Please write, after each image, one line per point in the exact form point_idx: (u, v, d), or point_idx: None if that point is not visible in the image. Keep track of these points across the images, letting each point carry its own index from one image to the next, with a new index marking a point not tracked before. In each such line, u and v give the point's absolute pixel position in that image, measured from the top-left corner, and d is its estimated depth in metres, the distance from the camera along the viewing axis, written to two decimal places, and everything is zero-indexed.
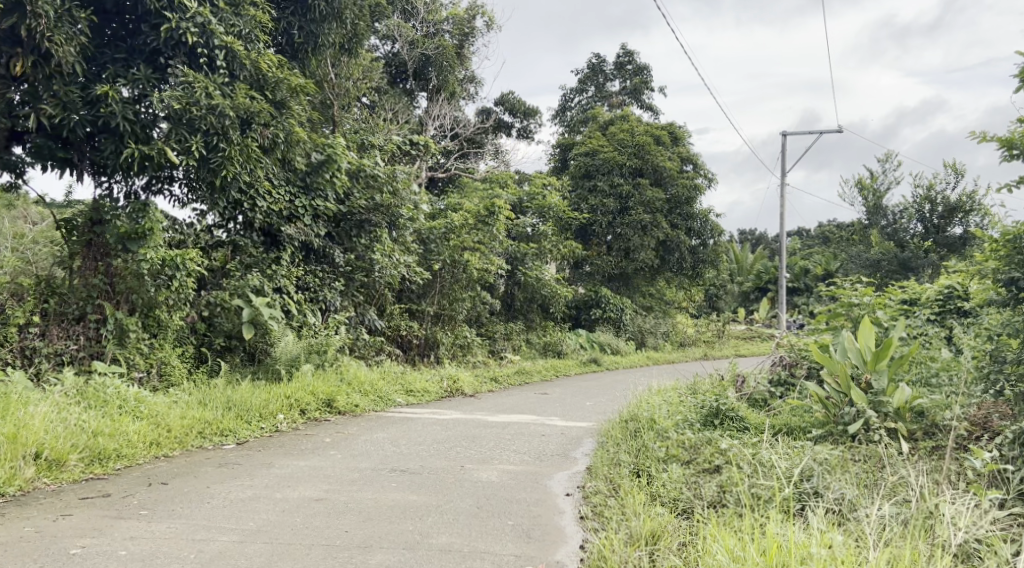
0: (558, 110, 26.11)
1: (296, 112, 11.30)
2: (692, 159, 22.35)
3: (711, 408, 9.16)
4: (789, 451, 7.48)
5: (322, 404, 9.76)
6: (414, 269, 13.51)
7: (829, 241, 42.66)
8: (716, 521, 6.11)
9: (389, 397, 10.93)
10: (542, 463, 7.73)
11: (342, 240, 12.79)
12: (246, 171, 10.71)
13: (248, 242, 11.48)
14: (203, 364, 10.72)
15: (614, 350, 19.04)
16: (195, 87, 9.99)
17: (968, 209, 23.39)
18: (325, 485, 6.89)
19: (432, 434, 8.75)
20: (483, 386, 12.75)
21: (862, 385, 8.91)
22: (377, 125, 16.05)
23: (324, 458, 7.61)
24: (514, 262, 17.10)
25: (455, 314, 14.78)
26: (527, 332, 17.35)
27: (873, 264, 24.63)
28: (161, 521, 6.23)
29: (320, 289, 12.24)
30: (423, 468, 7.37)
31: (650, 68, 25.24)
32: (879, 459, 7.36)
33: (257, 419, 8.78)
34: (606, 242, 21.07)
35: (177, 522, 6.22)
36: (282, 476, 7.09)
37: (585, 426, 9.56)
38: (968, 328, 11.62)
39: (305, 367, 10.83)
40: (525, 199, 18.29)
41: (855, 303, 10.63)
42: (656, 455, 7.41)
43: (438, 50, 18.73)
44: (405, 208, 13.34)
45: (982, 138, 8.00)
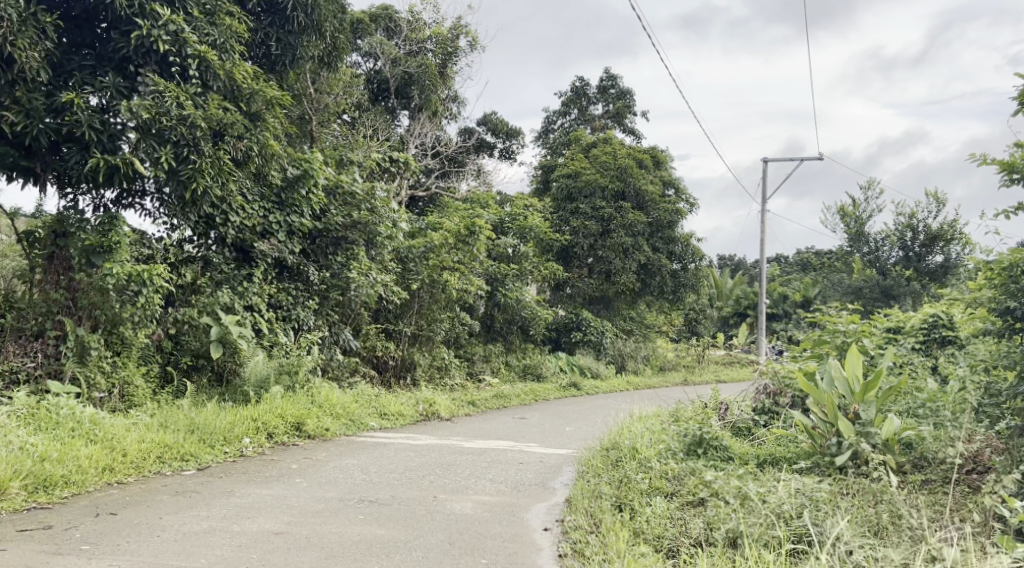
0: (541, 132, 25.89)
1: (271, 125, 10.93)
2: (674, 184, 22.19)
3: (695, 436, 8.81)
4: (777, 484, 7.17)
5: (291, 428, 9.37)
6: (391, 288, 13.16)
7: (813, 267, 42.50)
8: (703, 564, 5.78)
9: (362, 421, 10.56)
10: (519, 494, 7.38)
11: (317, 258, 12.44)
12: (218, 185, 10.32)
13: (220, 259, 11.12)
14: (168, 384, 10.35)
15: (594, 374, 18.74)
16: (165, 96, 9.65)
17: (949, 237, 23.38)
18: (286, 517, 6.51)
19: (405, 461, 8.39)
20: (460, 409, 12.39)
21: (850, 416, 8.60)
22: (357, 141, 15.74)
23: (289, 486, 7.23)
24: (495, 283, 16.75)
25: (433, 335, 14.42)
26: (506, 355, 17.03)
27: (855, 291, 24.48)
28: (105, 556, 5.84)
29: (294, 308, 11.86)
30: (393, 498, 7.02)
31: (633, 92, 25.13)
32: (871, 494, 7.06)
33: (221, 443, 8.40)
34: (587, 264, 20.81)
35: (122, 558, 5.83)
36: (242, 506, 6.71)
37: (564, 454, 9.22)
38: (955, 357, 11.40)
39: (275, 389, 10.43)
40: (506, 219, 17.99)
41: (841, 330, 10.37)
42: (640, 487, 7.08)
43: (420, 68, 18.46)
44: (383, 226, 13.00)
45: (982, 161, 7.74)
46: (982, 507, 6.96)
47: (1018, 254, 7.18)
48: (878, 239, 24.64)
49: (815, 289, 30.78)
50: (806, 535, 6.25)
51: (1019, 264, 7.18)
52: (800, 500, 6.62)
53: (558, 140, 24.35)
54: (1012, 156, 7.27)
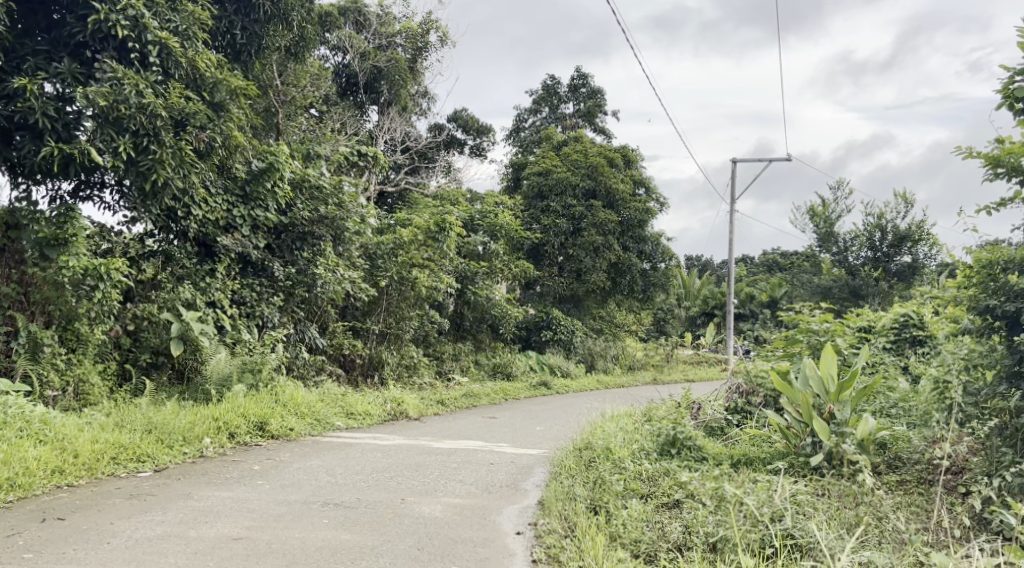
0: (512, 129, 25.65)
1: (236, 116, 10.63)
2: (645, 183, 22.05)
3: (668, 436, 8.62)
4: (755, 485, 7.00)
5: (253, 428, 9.08)
6: (359, 285, 12.86)
7: (782, 267, 42.67)
8: None
9: (328, 421, 10.28)
10: (491, 496, 7.15)
11: (282, 253, 12.12)
12: (180, 176, 9.99)
13: (181, 253, 10.80)
14: (126, 383, 10.03)
15: (564, 373, 18.56)
16: (124, 84, 9.29)
17: (917, 238, 23.46)
18: (246, 522, 6.23)
19: (372, 462, 8.13)
20: (428, 409, 12.14)
21: (824, 416, 8.43)
22: (325, 135, 15.43)
23: (250, 489, 6.94)
24: (465, 281, 16.49)
25: (402, 333, 14.16)
26: (476, 353, 16.80)
27: (823, 291, 24.51)
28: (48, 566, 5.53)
29: (258, 305, 11.53)
30: (359, 501, 6.76)
31: (604, 91, 25.00)
32: (851, 495, 6.91)
33: (180, 443, 8.08)
34: (558, 263, 20.61)
35: None
36: (199, 510, 6.42)
37: (535, 454, 9.00)
38: (927, 357, 11.32)
39: (238, 387, 10.12)
40: (476, 217, 17.74)
41: (814, 329, 10.22)
42: (615, 489, 6.87)
43: (390, 63, 18.17)
44: (351, 221, 12.71)
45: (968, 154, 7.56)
46: (965, 509, 6.82)
47: (998, 249, 7.03)
48: (848, 239, 24.58)
49: (782, 290, 30.82)
50: (788, 538, 6.06)
51: (1001, 260, 7.03)
52: (781, 502, 6.45)
53: (529, 138, 24.15)
54: (998, 149, 7.11)
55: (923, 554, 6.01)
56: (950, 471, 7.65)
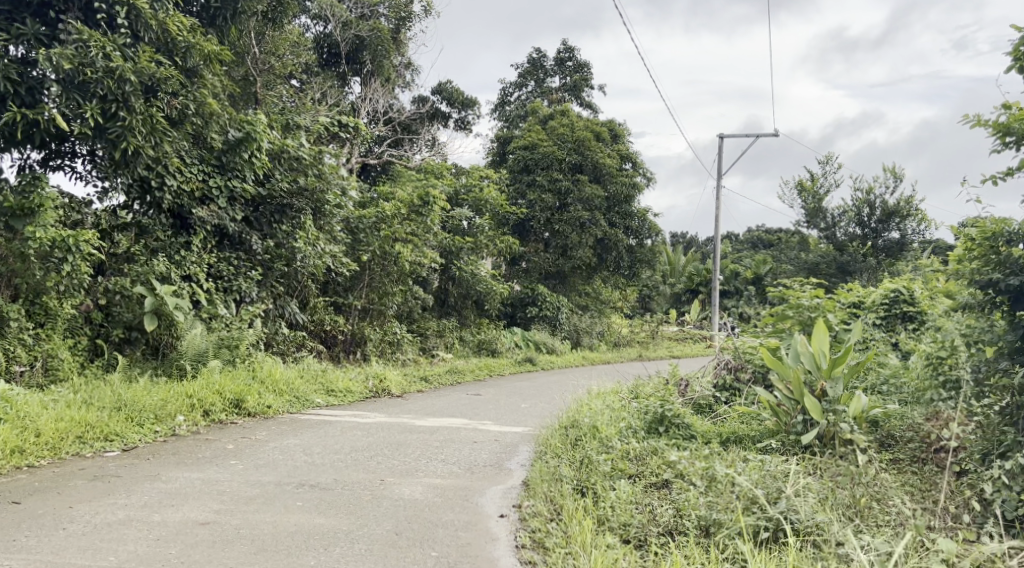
0: (497, 103, 25.24)
1: (209, 82, 10.48)
2: (632, 158, 21.72)
3: (656, 414, 8.39)
4: (746, 465, 6.79)
5: (229, 405, 8.79)
6: (340, 259, 12.55)
7: (769, 243, 42.48)
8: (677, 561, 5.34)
9: (307, 398, 10.01)
10: (473, 476, 6.90)
11: (260, 226, 11.78)
12: (151, 145, 9.74)
13: (155, 225, 10.48)
14: (98, 358, 9.75)
15: (549, 349, 18.32)
16: (90, 45, 9.00)
17: (906, 213, 23.27)
18: (216, 505, 5.97)
19: (351, 441, 7.86)
20: (411, 386, 11.89)
21: (816, 393, 8.21)
22: (305, 105, 15.06)
23: (221, 469, 6.67)
24: (448, 256, 16.20)
25: (384, 309, 13.88)
26: (460, 330, 16.54)
27: (811, 267, 24.37)
28: None
29: (235, 279, 11.22)
30: (335, 483, 6.50)
31: (590, 65, 24.61)
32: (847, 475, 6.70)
33: (151, 421, 7.80)
34: (543, 239, 20.32)
35: (17, 555, 5.24)
36: (167, 492, 6.14)
37: (520, 432, 8.75)
38: (919, 334, 11.11)
39: (213, 363, 9.85)
40: (461, 191, 17.41)
41: (805, 305, 9.93)
42: (602, 470, 6.64)
43: (372, 32, 17.73)
44: (331, 193, 12.39)
45: (979, 122, 7.33)
46: (963, 491, 6.61)
47: (1002, 222, 6.79)
48: (836, 214, 24.34)
49: (767, 267, 30.60)
50: (784, 522, 5.84)
51: (1004, 231, 6.79)
52: (773, 484, 6.23)
53: (514, 112, 23.77)
54: (1012, 115, 6.85)
55: (924, 538, 5.78)
56: (944, 450, 7.48)
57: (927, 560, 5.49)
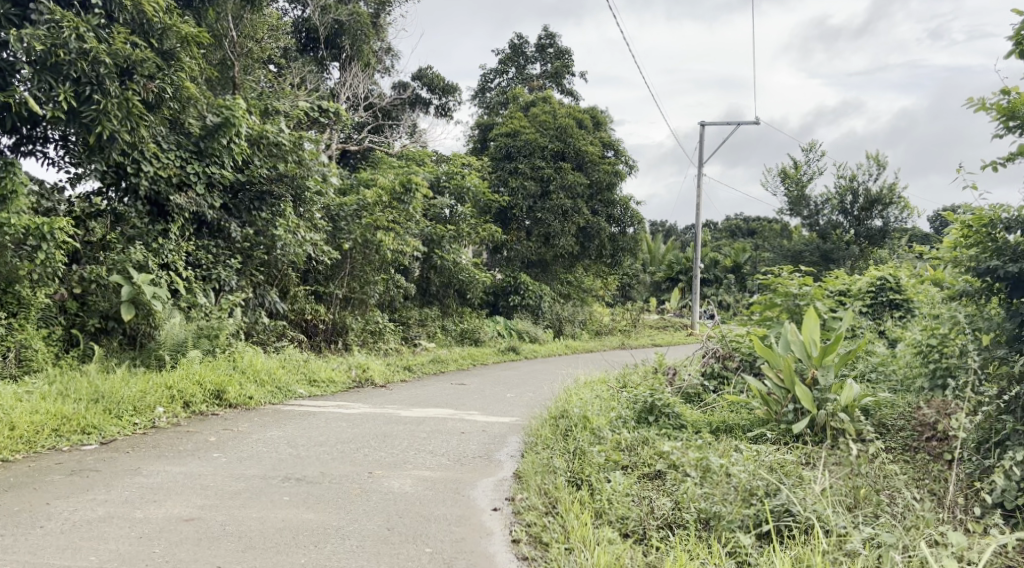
0: (478, 90, 25.02)
1: (187, 65, 10.24)
2: (614, 145, 21.56)
3: (645, 403, 8.26)
4: (741, 455, 6.68)
5: (209, 396, 8.59)
6: (321, 247, 12.33)
7: (750, 232, 42.53)
8: (679, 557, 5.23)
9: (290, 389, 9.82)
10: (463, 468, 6.75)
11: (239, 213, 11.56)
12: (128, 128, 9.60)
13: (132, 212, 10.27)
14: (74, 349, 9.52)
15: (532, 338, 18.18)
16: (62, 26, 8.85)
17: (889, 201, 23.31)
18: (199, 501, 5.78)
19: (336, 433, 7.67)
20: (394, 375, 11.72)
21: (807, 382, 8.10)
22: (284, 91, 14.80)
23: (204, 463, 6.48)
24: (431, 245, 16.00)
25: (366, 298, 13.68)
26: (442, 319, 16.37)
27: (794, 255, 24.36)
28: None
29: (214, 267, 11.00)
30: (322, 476, 6.32)
31: (572, 52, 24.43)
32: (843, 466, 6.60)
33: (130, 414, 7.60)
34: (525, 226, 20.13)
35: None
36: (148, 487, 5.95)
37: (507, 423, 8.61)
38: (906, 323, 11.05)
39: (193, 353, 9.65)
40: (442, 178, 17.21)
41: (793, 293, 9.81)
42: (596, 461, 6.50)
43: (351, 17, 17.50)
44: (312, 180, 12.18)
45: (982, 107, 7.30)
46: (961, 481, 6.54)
47: (1000, 208, 6.73)
48: (819, 201, 24.31)
49: (747, 255, 30.59)
50: (785, 514, 5.73)
51: (1002, 218, 6.73)
52: (771, 475, 6.12)
53: (495, 99, 23.56)
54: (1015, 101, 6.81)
55: (929, 531, 5.69)
56: (935, 438, 7.40)
57: (932, 553, 5.40)
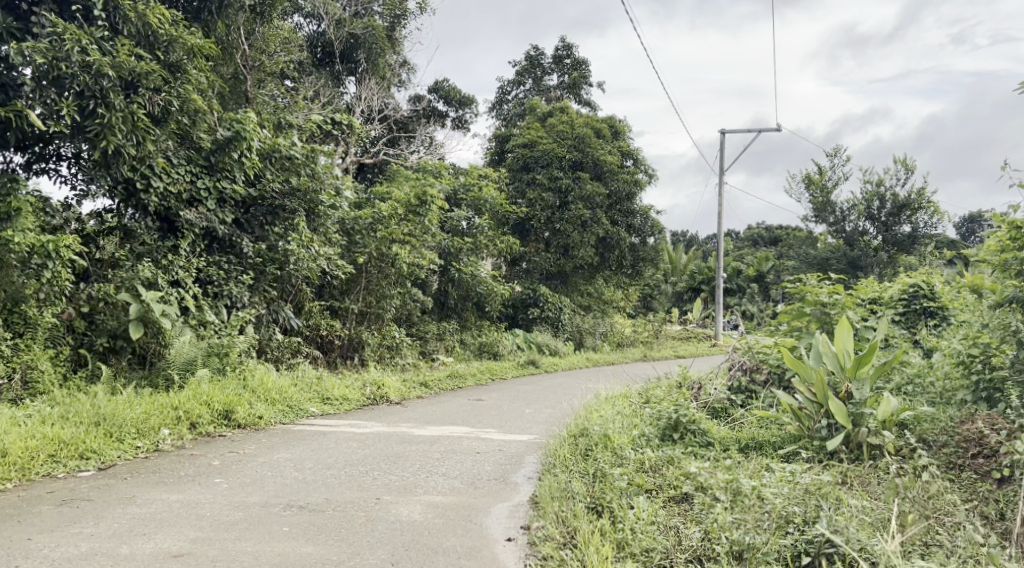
0: (495, 102, 24.77)
1: (193, 78, 10.02)
2: (633, 154, 21.22)
3: (670, 419, 7.89)
4: (773, 476, 6.29)
5: (217, 417, 8.30)
6: (336, 262, 12.02)
7: (777, 242, 41.96)
8: None
9: (302, 408, 9.53)
10: (477, 493, 6.41)
11: (251, 229, 11.33)
12: (133, 143, 9.34)
13: (141, 230, 10.01)
14: (81, 369, 9.26)
15: (552, 351, 17.83)
16: (65, 39, 8.67)
17: (917, 206, 22.85)
18: (192, 533, 5.48)
19: (346, 454, 7.37)
20: (411, 392, 11.39)
21: (841, 396, 7.71)
22: (297, 104, 14.58)
23: (204, 490, 6.18)
24: (448, 257, 15.71)
25: (382, 312, 13.37)
26: (461, 333, 16.05)
27: (820, 262, 23.91)
28: None
29: (225, 284, 10.73)
30: (327, 503, 6.01)
31: (589, 62, 24.09)
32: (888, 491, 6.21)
33: (133, 437, 7.32)
34: (544, 238, 19.85)
35: None
36: (140, 518, 5.66)
37: (526, 441, 8.27)
38: (943, 332, 10.60)
39: (202, 372, 9.38)
40: (459, 190, 16.92)
41: (823, 302, 9.38)
42: (618, 485, 6.15)
43: (367, 30, 17.31)
44: (325, 193, 11.90)
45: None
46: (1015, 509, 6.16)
47: None
48: (845, 207, 23.85)
49: (769, 264, 30.12)
50: (826, 545, 5.34)
51: None
52: (808, 501, 5.76)
53: (512, 111, 23.28)
54: None
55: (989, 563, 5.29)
56: (982, 455, 7.02)
57: None
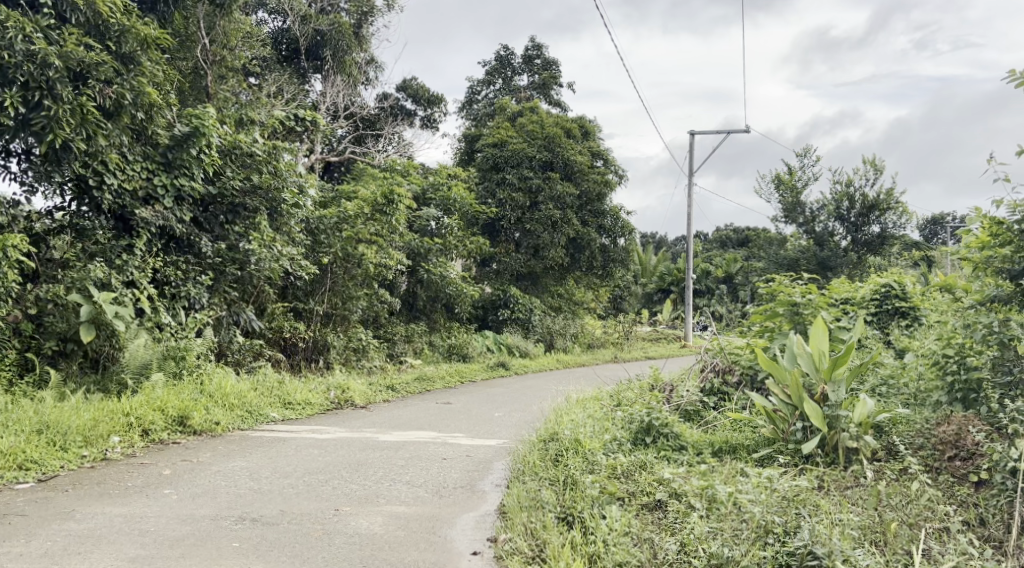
0: (465, 102, 24.49)
1: (148, 70, 9.67)
2: (603, 155, 21.01)
3: (642, 423, 7.65)
4: (750, 481, 6.07)
5: (172, 423, 7.95)
6: (299, 262, 11.65)
7: (745, 245, 42.02)
8: None
9: (262, 413, 9.20)
10: (441, 502, 6.13)
11: (211, 227, 10.93)
12: (82, 137, 8.99)
13: (94, 227, 9.59)
14: (28, 374, 8.87)
15: (522, 353, 17.56)
16: (8, 27, 8.38)
17: (886, 207, 22.85)
18: (133, 551, 5.16)
19: (304, 462, 7.04)
20: (376, 396, 11.07)
21: (817, 398, 7.47)
22: (260, 101, 14.25)
23: (150, 502, 5.85)
24: (416, 258, 15.40)
25: (348, 314, 13.03)
26: (429, 334, 15.74)
27: (789, 263, 23.81)
28: None
29: (183, 285, 10.30)
30: (282, 516, 5.70)
31: (559, 63, 23.87)
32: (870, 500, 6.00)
33: (78, 445, 6.97)
34: (514, 238, 19.57)
35: None
36: (78, 535, 5.33)
37: (495, 446, 8.00)
38: (918, 333, 10.45)
39: (157, 376, 9.04)
40: (427, 189, 16.63)
41: (797, 302, 9.17)
42: (589, 494, 5.89)
43: (333, 27, 16.96)
44: (288, 192, 11.50)
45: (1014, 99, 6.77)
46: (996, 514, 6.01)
47: None
48: (815, 208, 23.79)
49: (738, 265, 30.06)
50: (809, 557, 5.12)
51: None
52: (787, 510, 5.55)
53: (482, 111, 23.01)
54: None
55: None
56: (959, 457, 6.83)
57: None
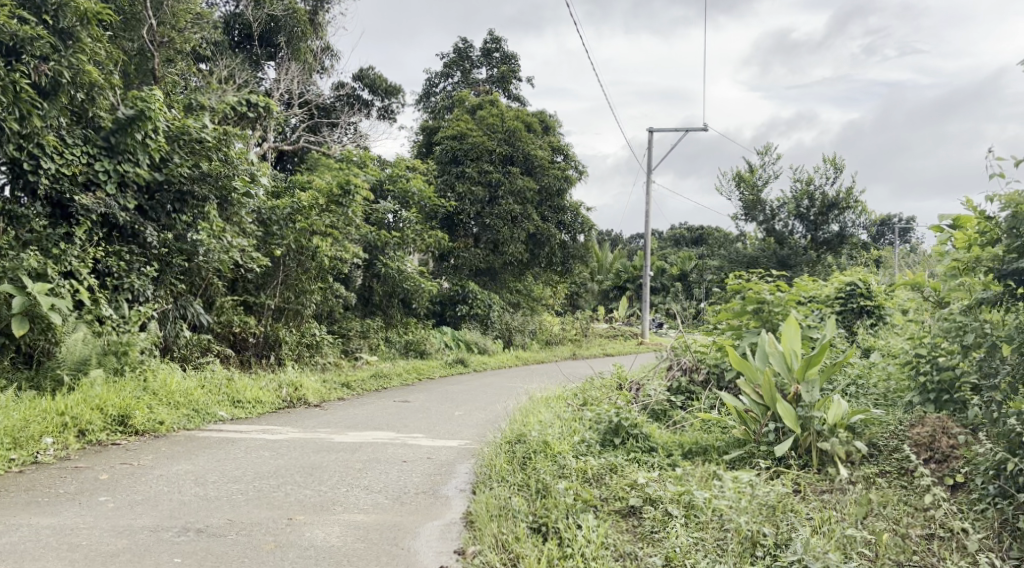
0: (423, 94, 24.00)
1: (88, 48, 9.14)
2: (564, 150, 20.68)
3: (611, 424, 7.30)
4: (729, 486, 5.75)
5: (112, 423, 7.44)
6: (250, 254, 11.12)
7: (697, 244, 42.09)
8: None
9: (209, 412, 8.70)
10: (403, 510, 5.72)
11: (157, 216, 10.32)
12: (15, 117, 8.44)
13: (29, 213, 8.97)
14: None
15: (481, 350, 17.16)
16: None
17: (845, 205, 22.86)
18: None
19: (255, 465, 6.58)
20: (331, 393, 10.61)
21: (789, 398, 7.16)
22: (210, 87, 13.66)
23: (83, 512, 5.38)
24: (373, 251, 14.94)
25: (301, 308, 12.48)
26: (386, 330, 15.25)
27: (749, 261, 23.67)
28: None
29: (127, 276, 9.71)
30: (230, 527, 5.26)
31: (518, 57, 23.53)
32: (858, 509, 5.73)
33: (6, 447, 6.46)
34: (473, 233, 19.17)
35: None
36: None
37: (457, 448, 7.59)
38: (887, 333, 10.24)
39: (95, 372, 8.51)
40: (385, 181, 16.11)
41: (767, 300, 8.76)
42: (563, 502, 5.52)
43: (287, 13, 16.39)
44: (239, 180, 10.91)
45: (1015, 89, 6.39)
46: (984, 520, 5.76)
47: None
48: (775, 205, 23.73)
49: (693, 263, 29.96)
50: None
51: None
52: (775, 519, 5.29)
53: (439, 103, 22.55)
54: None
55: None
56: (934, 459, 6.71)
57: None
